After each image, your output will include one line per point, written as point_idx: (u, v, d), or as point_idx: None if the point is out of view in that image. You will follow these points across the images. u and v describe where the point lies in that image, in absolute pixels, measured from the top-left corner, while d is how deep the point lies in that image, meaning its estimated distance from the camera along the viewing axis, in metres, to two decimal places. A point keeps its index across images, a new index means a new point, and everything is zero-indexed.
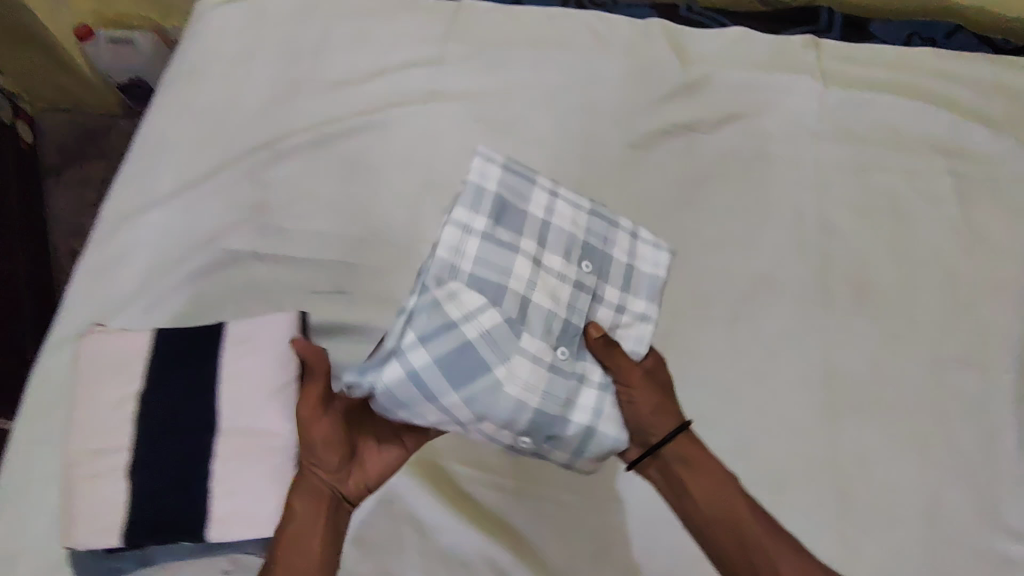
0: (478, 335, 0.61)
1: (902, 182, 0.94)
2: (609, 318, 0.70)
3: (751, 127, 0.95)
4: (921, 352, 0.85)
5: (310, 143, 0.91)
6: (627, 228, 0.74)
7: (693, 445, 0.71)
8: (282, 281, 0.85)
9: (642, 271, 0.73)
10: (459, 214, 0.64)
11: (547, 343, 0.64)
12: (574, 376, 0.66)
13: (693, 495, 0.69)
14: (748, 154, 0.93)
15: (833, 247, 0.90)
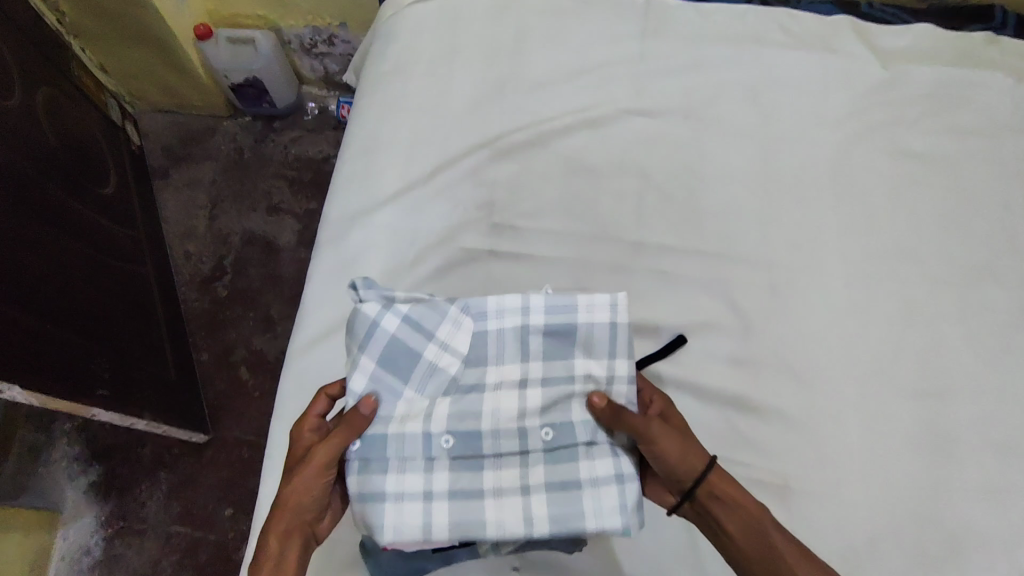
0: (429, 355, 0.68)
1: None
2: (487, 477, 0.65)
3: (948, 123, 0.97)
4: None
5: (528, 142, 0.92)
6: (616, 475, 0.64)
7: (726, 482, 0.67)
8: (522, 279, 0.86)
9: (582, 498, 0.64)
10: (532, 303, 0.69)
11: (446, 416, 0.67)
12: (425, 458, 0.66)
13: (732, 532, 0.65)
14: (950, 149, 0.96)
15: None
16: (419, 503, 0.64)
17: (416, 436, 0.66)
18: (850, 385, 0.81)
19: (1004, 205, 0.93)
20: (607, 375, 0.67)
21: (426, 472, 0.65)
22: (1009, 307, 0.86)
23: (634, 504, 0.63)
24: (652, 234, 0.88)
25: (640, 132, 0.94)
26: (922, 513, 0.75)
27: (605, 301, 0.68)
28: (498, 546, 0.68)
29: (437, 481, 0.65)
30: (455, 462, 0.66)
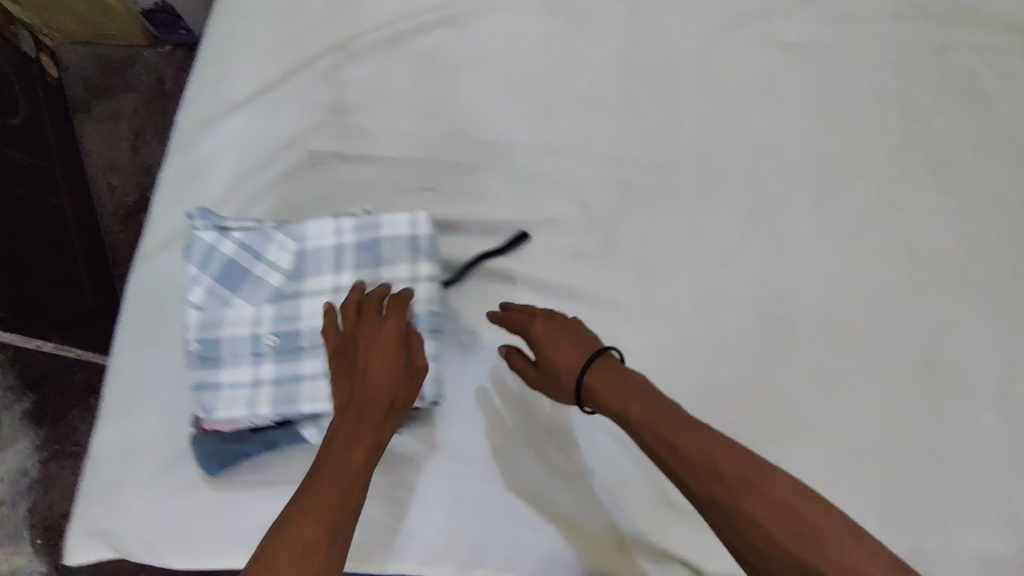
0: (256, 269, 0.67)
1: (982, 58, 0.90)
2: (306, 363, 0.64)
3: (826, 11, 0.92)
4: (1003, 227, 0.83)
5: (382, 43, 0.90)
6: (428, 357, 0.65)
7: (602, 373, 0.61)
8: (369, 180, 0.85)
9: None
10: (345, 222, 0.68)
11: (269, 318, 0.66)
12: (249, 355, 0.65)
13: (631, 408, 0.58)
14: (826, 37, 0.91)
15: (913, 125, 0.87)
16: (246, 388, 0.63)
17: (237, 336, 0.65)
18: (689, 279, 0.81)
19: (878, 91, 0.88)
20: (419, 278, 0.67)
21: (253, 364, 0.64)
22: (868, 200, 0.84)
23: None
24: (504, 133, 0.87)
25: (501, 29, 0.91)
26: (746, 398, 0.76)
27: (404, 218, 0.69)
28: (308, 430, 0.66)
29: (262, 369, 0.64)
30: (279, 355, 0.65)
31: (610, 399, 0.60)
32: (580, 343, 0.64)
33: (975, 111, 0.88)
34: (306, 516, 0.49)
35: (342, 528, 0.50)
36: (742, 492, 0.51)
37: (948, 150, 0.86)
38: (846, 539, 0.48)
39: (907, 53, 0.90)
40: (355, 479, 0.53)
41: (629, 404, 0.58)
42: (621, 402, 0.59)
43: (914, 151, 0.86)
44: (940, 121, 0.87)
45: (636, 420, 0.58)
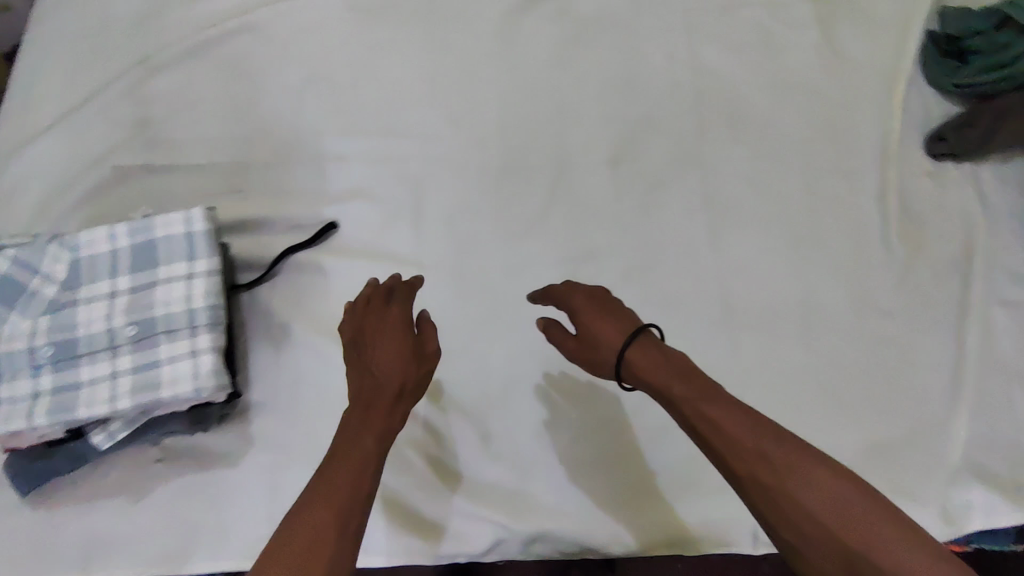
0: (34, 285, 0.69)
1: (767, 11, 0.95)
2: (82, 370, 0.66)
3: None
4: (791, 167, 0.88)
5: (187, 56, 0.91)
6: (201, 347, 0.66)
7: (646, 350, 0.63)
8: (179, 188, 0.86)
9: (167, 371, 0.66)
10: (119, 229, 0.71)
11: (48, 330, 0.67)
12: (28, 368, 0.66)
13: (673, 388, 0.60)
14: (620, 7, 0.95)
15: (705, 82, 0.92)
16: (24, 401, 0.64)
17: (13, 352, 0.66)
18: (496, 249, 0.83)
19: (669, 56, 0.93)
20: (191, 273, 0.69)
21: (32, 376, 0.66)
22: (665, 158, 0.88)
23: (208, 369, 0.65)
24: (310, 128, 0.88)
25: (304, 30, 0.93)
26: (554, 356, 0.79)
27: (178, 218, 0.71)
28: (99, 437, 0.68)
29: (40, 380, 0.65)
30: (57, 365, 0.66)
31: (659, 378, 0.61)
32: (610, 318, 0.65)
33: (763, 64, 0.92)
34: (308, 513, 0.53)
35: (352, 517, 0.54)
36: (779, 476, 0.54)
37: (738, 105, 0.90)
38: (862, 504, 0.52)
39: (696, 16, 0.94)
40: (367, 466, 0.58)
41: (672, 383, 0.60)
42: (668, 381, 0.60)
43: (706, 109, 0.90)
44: (730, 78, 0.92)
45: (670, 399, 0.60)
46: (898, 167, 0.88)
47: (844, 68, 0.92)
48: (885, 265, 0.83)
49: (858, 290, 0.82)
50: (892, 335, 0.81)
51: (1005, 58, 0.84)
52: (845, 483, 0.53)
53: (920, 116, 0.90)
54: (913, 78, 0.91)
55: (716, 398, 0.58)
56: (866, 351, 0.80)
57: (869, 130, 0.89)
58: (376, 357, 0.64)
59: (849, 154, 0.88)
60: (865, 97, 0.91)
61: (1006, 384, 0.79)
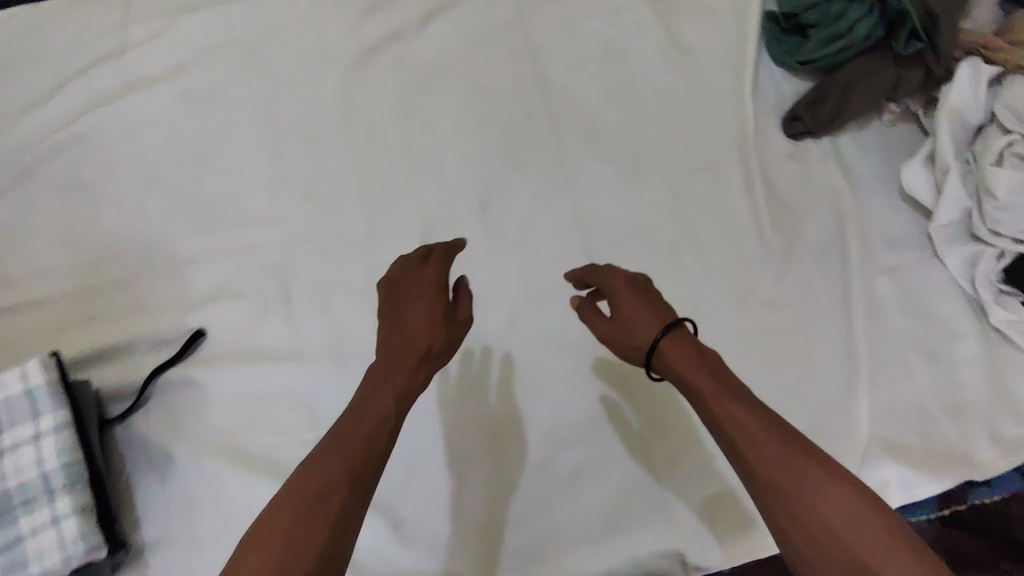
0: None
1: (609, 22, 0.94)
2: None
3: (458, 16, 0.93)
4: (657, 177, 0.87)
5: (12, 182, 0.85)
6: (62, 511, 0.62)
7: (690, 343, 0.62)
8: (27, 327, 0.80)
9: (31, 545, 0.62)
10: None
11: None
12: None
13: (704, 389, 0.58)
14: (463, 43, 0.92)
15: (559, 106, 0.90)
16: None
17: None
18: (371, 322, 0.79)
19: (520, 86, 0.90)
20: (38, 433, 0.65)
21: None
22: (532, 192, 0.86)
23: (73, 533, 0.62)
24: (158, 235, 0.84)
25: (135, 131, 0.88)
26: (451, 422, 0.77)
27: (14, 375, 0.66)
28: None
29: None
30: None
31: (683, 374, 0.60)
32: (645, 308, 0.65)
33: (616, 77, 0.91)
34: (316, 474, 0.52)
35: (361, 474, 0.53)
36: (797, 483, 0.53)
37: (597, 123, 0.89)
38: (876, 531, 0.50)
39: (542, 40, 0.93)
40: (384, 424, 0.57)
41: (703, 378, 0.59)
42: (699, 380, 0.59)
43: (566, 134, 0.88)
44: (586, 97, 0.90)
45: (693, 393, 0.59)
46: (764, 154, 0.87)
47: (693, 65, 0.91)
48: (763, 258, 0.83)
49: (742, 288, 0.82)
50: (781, 327, 0.80)
51: (835, 28, 0.84)
52: (868, 505, 0.51)
53: (774, 100, 0.90)
54: (760, 63, 0.91)
55: (759, 407, 0.57)
56: (759, 349, 0.80)
57: (726, 124, 0.89)
58: (411, 328, 0.64)
59: (716, 150, 0.88)
60: (717, 91, 0.90)
61: (902, 351, 0.79)
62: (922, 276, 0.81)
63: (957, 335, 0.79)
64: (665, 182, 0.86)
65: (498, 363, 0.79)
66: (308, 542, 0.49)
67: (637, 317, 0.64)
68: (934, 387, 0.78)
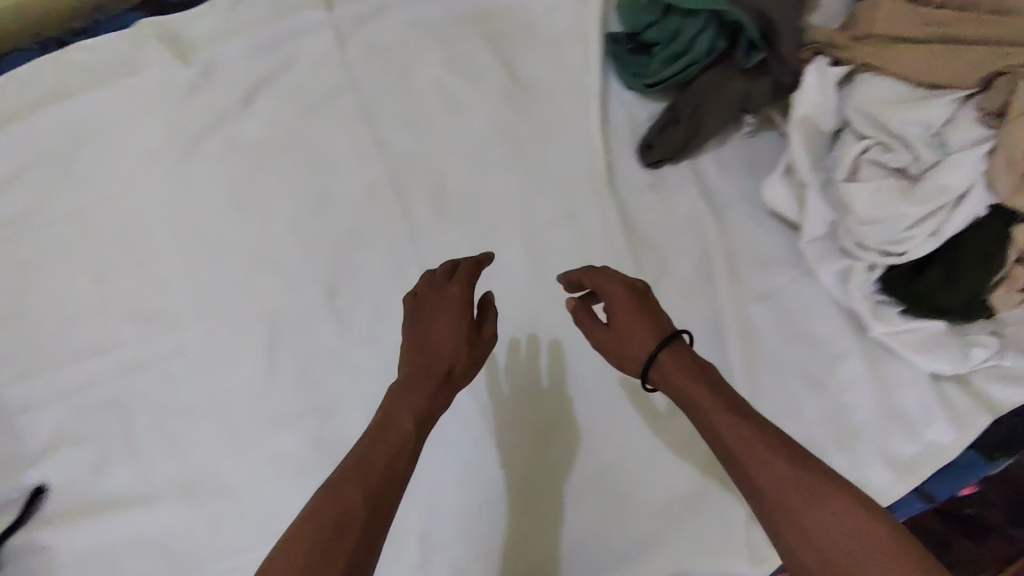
0: None
1: (446, 71, 0.85)
2: None
3: (273, 91, 0.83)
4: (512, 237, 0.79)
5: None
6: None
7: (681, 359, 0.58)
8: None
9: None
10: None
11: None
12: None
13: (682, 387, 0.57)
14: (276, 117, 0.83)
15: (399, 172, 0.81)
16: None
17: None
18: None
19: (355, 151, 0.82)
20: None
21: None
22: (378, 267, 0.77)
23: None
24: None
25: None
26: None
27: None
28: None
29: None
30: None
31: (685, 384, 0.57)
32: (641, 321, 0.60)
33: (458, 130, 0.83)
34: (372, 451, 0.54)
35: (387, 496, 0.53)
36: (807, 502, 0.49)
37: (444, 186, 0.81)
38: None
39: (370, 99, 0.83)
40: (398, 457, 0.55)
41: (700, 396, 0.56)
42: (702, 396, 0.56)
43: (413, 200, 0.80)
44: (428, 158, 0.82)
45: (693, 405, 0.57)
46: (621, 190, 0.80)
47: (540, 106, 0.83)
48: None
49: None
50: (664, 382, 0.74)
51: (676, 45, 0.78)
52: (856, 512, 0.48)
53: (628, 128, 0.83)
54: (606, 90, 0.84)
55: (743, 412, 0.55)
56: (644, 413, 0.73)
57: (580, 164, 0.81)
58: (427, 361, 0.62)
59: (570, 196, 0.80)
60: (567, 130, 0.82)
61: (786, 384, 0.74)
62: (797, 296, 0.76)
63: (842, 355, 0.74)
64: (521, 242, 0.79)
65: (546, 350, 0.75)
66: (350, 540, 0.49)
67: (636, 321, 0.60)
68: (832, 417, 0.73)
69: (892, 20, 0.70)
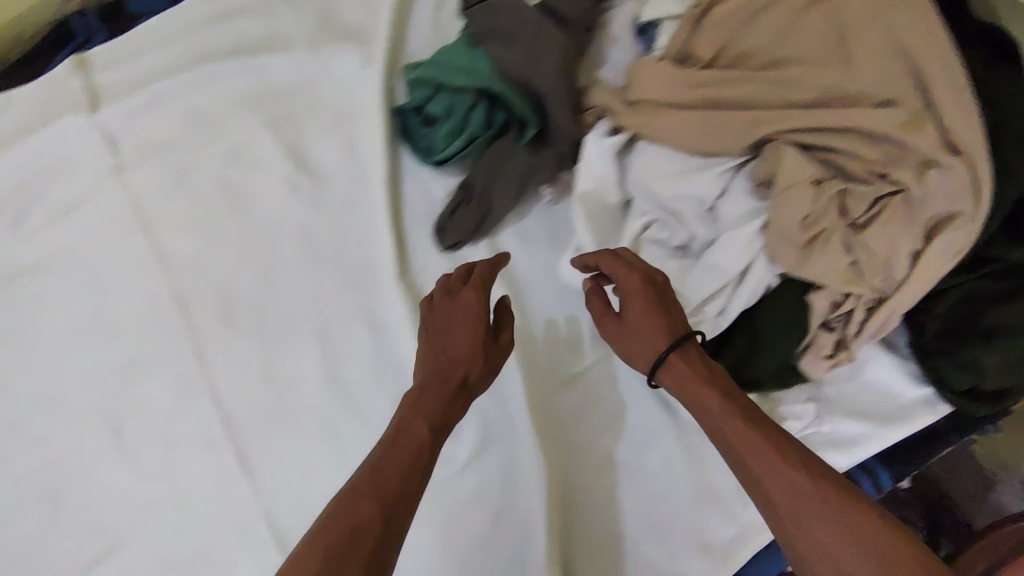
0: None
1: (228, 165, 0.79)
2: None
3: (45, 208, 0.78)
4: (304, 342, 0.74)
5: None
6: None
7: (688, 362, 0.58)
8: None
9: None
10: None
11: None
12: None
13: (692, 393, 0.57)
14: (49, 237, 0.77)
15: (184, 285, 0.76)
16: None
17: None
18: None
19: (135, 265, 0.77)
20: None
21: None
22: (165, 393, 0.73)
23: None
24: None
25: None
26: None
27: None
28: None
29: None
30: None
31: (692, 392, 0.57)
32: (653, 323, 0.60)
33: (242, 230, 0.77)
34: (385, 465, 0.53)
35: (398, 509, 0.51)
36: (821, 509, 0.49)
37: (231, 294, 0.76)
38: None
39: (148, 205, 0.78)
40: (420, 458, 0.55)
41: (710, 397, 0.56)
42: (705, 404, 0.56)
43: (198, 314, 0.75)
44: (212, 265, 0.77)
45: (703, 411, 0.56)
46: (417, 276, 0.75)
47: (329, 194, 0.78)
48: None
49: None
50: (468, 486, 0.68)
51: (452, 122, 0.73)
52: (853, 509, 0.49)
53: (423, 206, 0.77)
54: (397, 167, 0.78)
55: (755, 419, 0.54)
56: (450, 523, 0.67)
57: (373, 253, 0.76)
58: (455, 358, 0.62)
59: (363, 289, 0.75)
60: (358, 218, 0.77)
61: (597, 477, 0.70)
62: (605, 375, 0.73)
63: (652, 441, 0.71)
64: (314, 348, 0.74)
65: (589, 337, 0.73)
66: (360, 559, 0.47)
67: (641, 329, 0.60)
68: (646, 504, 0.69)
69: (657, 86, 0.64)
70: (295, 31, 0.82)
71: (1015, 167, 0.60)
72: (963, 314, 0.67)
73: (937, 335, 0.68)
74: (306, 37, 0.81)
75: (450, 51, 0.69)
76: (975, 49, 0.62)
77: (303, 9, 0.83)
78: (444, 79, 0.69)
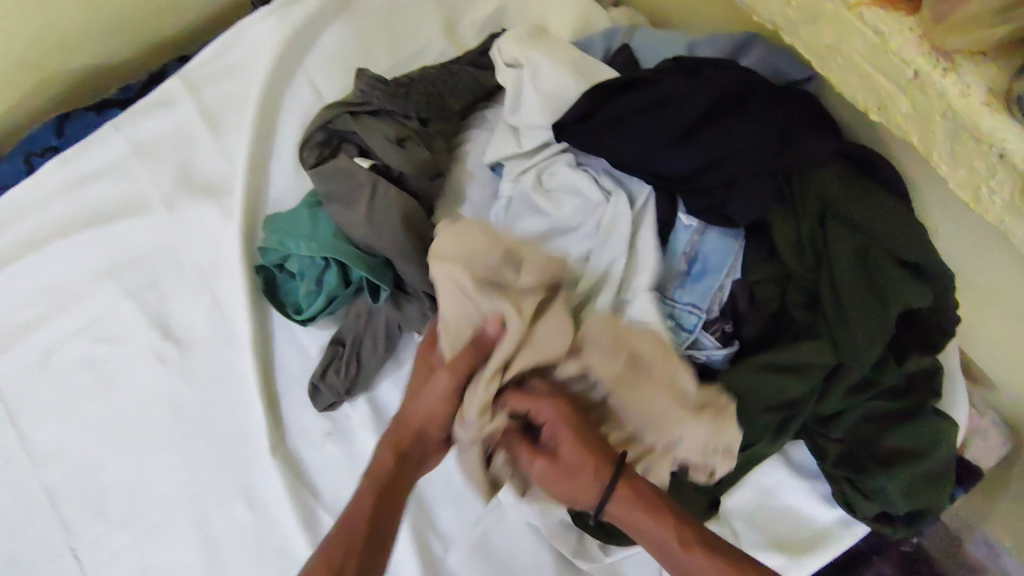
0: None
1: (92, 340, 0.75)
2: None
3: None
4: (179, 525, 0.69)
5: None
6: None
7: (637, 490, 0.52)
8: None
9: None
10: None
11: None
12: None
13: (638, 518, 0.52)
14: None
15: (53, 476, 0.72)
16: None
17: None
18: None
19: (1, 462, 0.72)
20: None
21: None
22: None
23: None
24: None
25: None
26: None
27: None
28: None
29: None
30: None
31: (638, 524, 0.52)
32: (587, 453, 0.52)
33: (111, 410, 0.73)
34: (342, 526, 0.54)
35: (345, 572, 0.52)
36: None
37: (103, 482, 0.71)
38: None
39: (12, 394, 0.74)
40: (373, 517, 0.54)
41: (654, 526, 0.52)
42: (648, 531, 0.52)
43: (69, 508, 0.71)
44: (80, 452, 0.72)
45: (649, 539, 0.52)
46: (294, 443, 0.72)
47: (199, 361, 0.74)
48: None
49: None
50: None
51: (308, 284, 0.70)
52: None
53: (295, 364, 0.74)
54: (266, 326, 0.75)
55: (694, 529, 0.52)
56: None
57: (247, 421, 0.72)
58: (419, 413, 0.56)
59: (240, 461, 0.71)
60: (231, 384, 0.74)
61: None
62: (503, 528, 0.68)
63: None
64: (191, 533, 0.69)
65: None
66: None
67: (581, 465, 0.52)
68: None
69: None
70: (154, 192, 0.79)
71: (886, 290, 0.55)
72: (864, 436, 0.62)
73: (835, 462, 0.62)
74: (167, 198, 0.79)
75: (293, 220, 0.70)
76: (834, 163, 0.58)
77: (161, 167, 0.80)
78: (288, 248, 0.69)
